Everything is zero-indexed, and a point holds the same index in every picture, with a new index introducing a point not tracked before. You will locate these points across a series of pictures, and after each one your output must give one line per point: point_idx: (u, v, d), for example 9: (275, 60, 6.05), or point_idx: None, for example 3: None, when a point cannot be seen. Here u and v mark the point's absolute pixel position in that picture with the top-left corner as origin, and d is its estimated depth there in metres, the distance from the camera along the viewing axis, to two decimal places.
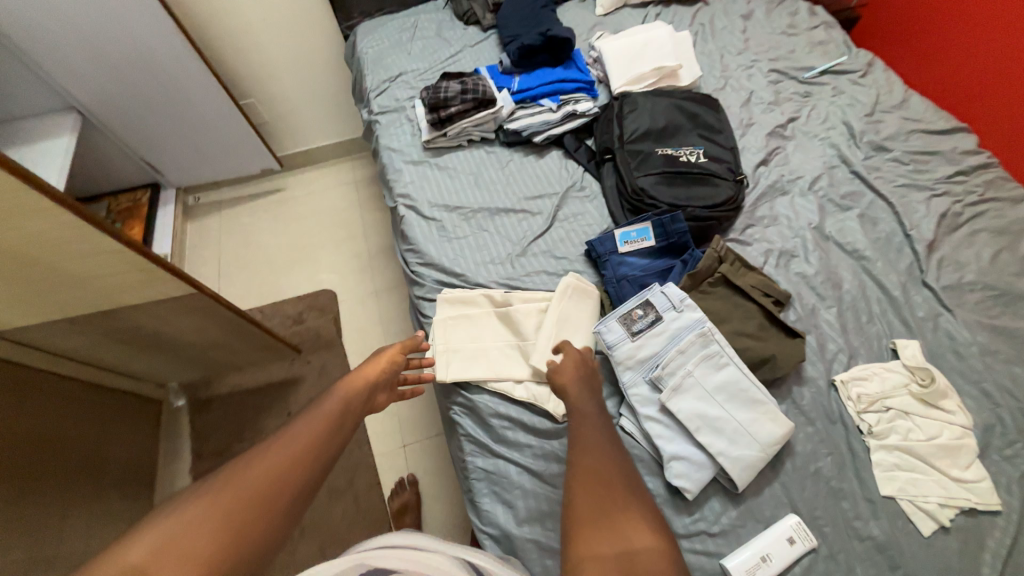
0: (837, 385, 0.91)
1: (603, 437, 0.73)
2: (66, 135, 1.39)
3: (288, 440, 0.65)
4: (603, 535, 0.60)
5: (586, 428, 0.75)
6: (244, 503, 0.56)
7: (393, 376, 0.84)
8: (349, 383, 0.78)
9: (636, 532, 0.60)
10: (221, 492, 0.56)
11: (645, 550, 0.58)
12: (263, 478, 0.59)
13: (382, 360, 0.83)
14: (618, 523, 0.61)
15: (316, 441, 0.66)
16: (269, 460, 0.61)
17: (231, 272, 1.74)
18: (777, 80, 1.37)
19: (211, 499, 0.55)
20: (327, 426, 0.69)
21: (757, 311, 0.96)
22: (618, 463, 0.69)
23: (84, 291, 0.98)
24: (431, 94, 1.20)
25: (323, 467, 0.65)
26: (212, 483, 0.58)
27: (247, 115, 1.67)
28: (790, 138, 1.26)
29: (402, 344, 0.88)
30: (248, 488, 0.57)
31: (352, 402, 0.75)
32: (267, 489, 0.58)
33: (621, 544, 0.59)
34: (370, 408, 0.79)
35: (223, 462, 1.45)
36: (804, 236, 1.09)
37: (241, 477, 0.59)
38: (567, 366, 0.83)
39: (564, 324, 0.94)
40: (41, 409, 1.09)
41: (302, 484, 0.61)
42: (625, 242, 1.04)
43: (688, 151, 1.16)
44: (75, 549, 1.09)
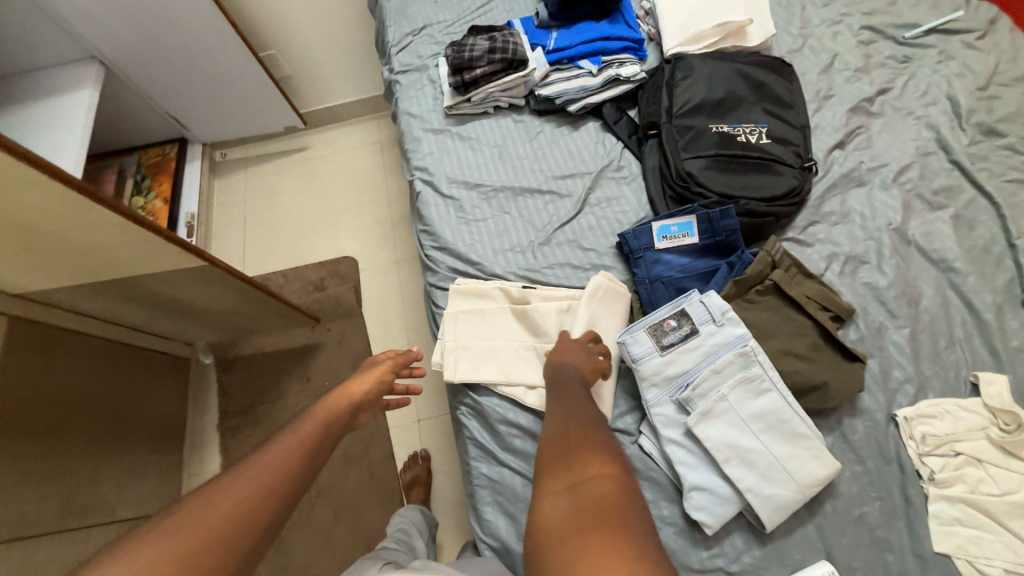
0: (898, 421, 0.79)
1: (571, 385, 0.75)
2: (88, 88, 1.32)
3: (261, 464, 0.58)
4: (559, 474, 0.62)
5: (561, 381, 0.75)
6: (206, 542, 0.49)
7: (380, 394, 0.82)
8: (331, 403, 0.73)
9: (588, 464, 0.62)
10: (179, 530, 0.49)
11: (594, 480, 0.59)
12: (231, 511, 0.52)
13: (369, 379, 0.81)
14: (572, 461, 0.63)
15: (293, 466, 0.59)
16: (237, 489, 0.54)
17: (255, 232, 1.72)
18: (869, 40, 1.14)
19: (165, 540, 0.48)
20: (306, 447, 0.62)
21: (812, 327, 0.84)
22: (580, 406, 0.71)
23: (95, 261, 0.96)
24: (456, 53, 1.06)
25: (297, 495, 0.59)
26: (167, 520, 0.50)
27: (268, 68, 1.58)
28: (877, 115, 1.05)
29: (393, 360, 0.86)
30: (212, 524, 0.50)
31: (332, 425, 0.69)
32: (235, 525, 0.51)
33: (574, 479, 0.60)
34: (351, 427, 0.75)
35: (246, 421, 1.47)
36: (880, 238, 0.93)
37: (204, 511, 0.51)
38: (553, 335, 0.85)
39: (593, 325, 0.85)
40: (76, 369, 1.11)
41: (274, 518, 0.54)
42: (663, 238, 0.91)
43: (748, 130, 0.99)
44: (107, 500, 1.14)
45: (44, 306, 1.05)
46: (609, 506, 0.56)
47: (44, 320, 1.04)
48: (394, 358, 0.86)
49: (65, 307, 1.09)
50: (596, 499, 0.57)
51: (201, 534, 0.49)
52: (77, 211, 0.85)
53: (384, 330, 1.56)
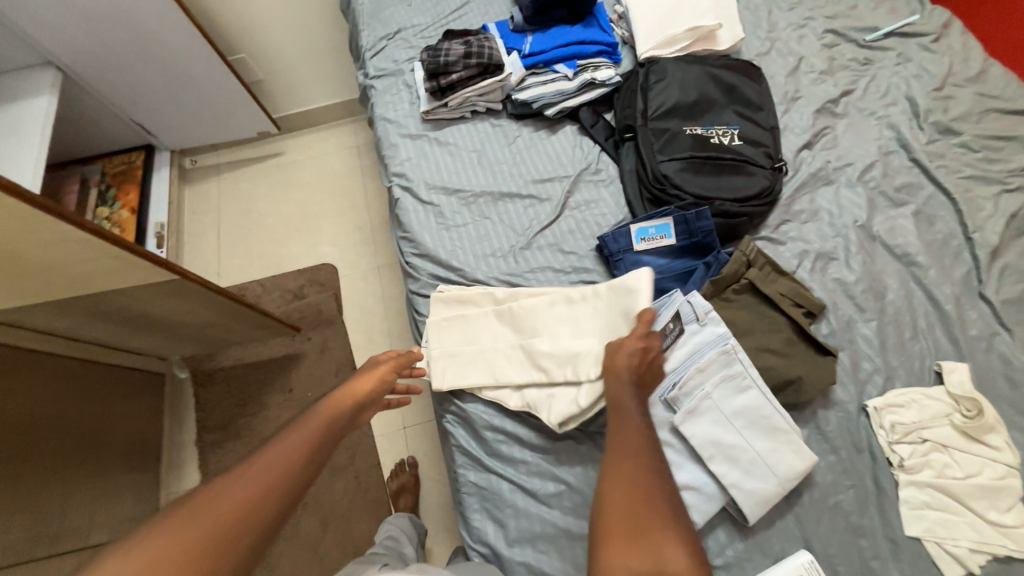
0: (868, 411, 0.82)
1: (642, 433, 0.65)
2: (45, 95, 1.26)
3: (257, 468, 0.55)
4: (628, 550, 0.55)
5: (620, 426, 0.67)
6: (209, 540, 0.49)
7: (383, 392, 0.76)
8: (333, 402, 0.68)
9: (664, 548, 0.55)
10: (182, 526, 0.49)
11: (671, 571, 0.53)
12: (233, 510, 0.51)
13: (371, 379, 0.75)
14: (647, 538, 0.56)
15: (294, 466, 0.57)
16: (235, 490, 0.53)
17: (230, 241, 1.68)
18: (832, 43, 1.18)
19: (172, 534, 0.49)
20: (309, 447, 0.60)
21: (787, 323, 0.86)
22: (656, 467, 0.62)
23: (57, 278, 0.92)
24: (431, 58, 1.06)
25: (300, 491, 0.57)
26: (171, 516, 0.50)
27: (237, 72, 1.54)
28: (841, 115, 1.09)
29: (393, 361, 0.79)
30: (215, 522, 0.50)
31: (336, 421, 0.65)
32: (237, 523, 0.51)
33: (649, 559, 0.54)
34: (356, 426, 0.70)
35: (226, 435, 1.43)
36: (848, 235, 0.96)
37: (207, 508, 0.51)
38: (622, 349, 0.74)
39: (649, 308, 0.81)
40: (41, 389, 1.06)
41: (275, 516, 0.53)
42: (642, 240, 0.93)
43: (720, 132, 1.01)
44: (79, 525, 1.09)
45: (10, 328, 1.00)
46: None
47: (11, 343, 1.01)
48: (395, 359, 0.80)
49: (30, 328, 1.05)
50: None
51: (204, 532, 0.49)
52: (38, 228, 0.81)
53: (366, 337, 1.54)
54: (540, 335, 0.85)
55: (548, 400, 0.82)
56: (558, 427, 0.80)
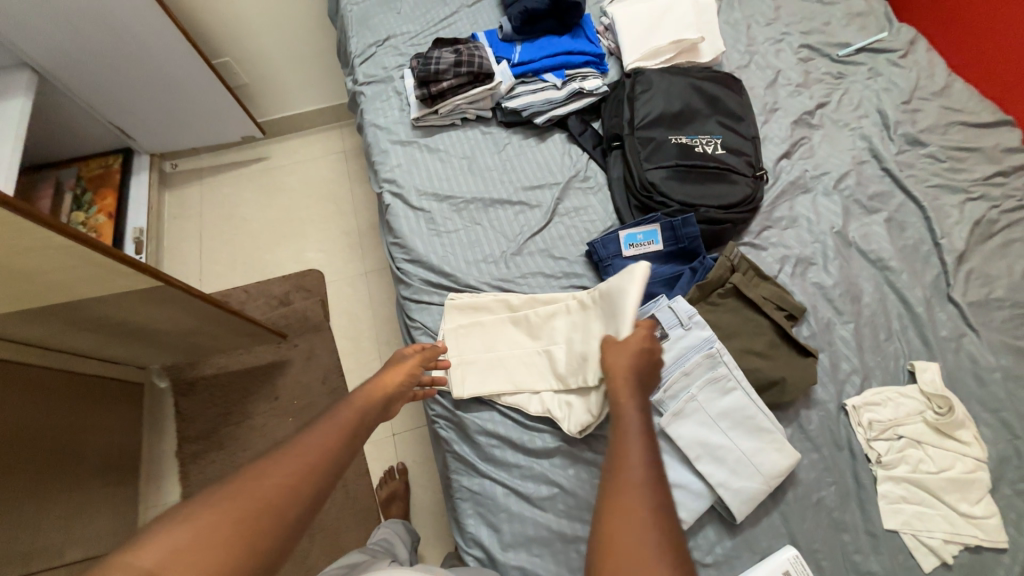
0: (847, 409, 0.86)
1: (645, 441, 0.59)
2: (20, 96, 1.22)
3: (305, 447, 0.58)
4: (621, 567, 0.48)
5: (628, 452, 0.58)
6: (257, 512, 0.50)
7: (411, 385, 0.77)
8: (364, 395, 0.69)
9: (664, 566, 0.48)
10: (231, 500, 0.50)
11: None
12: (279, 486, 0.53)
13: (400, 372, 0.76)
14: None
15: (332, 451, 0.58)
16: (289, 464, 0.55)
17: (212, 247, 1.64)
18: (808, 57, 1.23)
19: (229, 504, 0.50)
20: (345, 434, 0.61)
21: (770, 326, 0.89)
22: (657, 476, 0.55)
23: (34, 288, 0.90)
24: (421, 66, 1.07)
25: (337, 473, 0.58)
26: (220, 492, 0.51)
27: (222, 76, 1.52)
28: (817, 126, 1.14)
29: (421, 353, 0.81)
30: (262, 496, 0.51)
31: (368, 413, 0.67)
32: (283, 498, 0.52)
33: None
34: (384, 420, 0.71)
35: (208, 446, 1.40)
36: (826, 241, 1.00)
37: (255, 484, 0.52)
38: (622, 354, 0.71)
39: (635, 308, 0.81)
40: (13, 400, 1.02)
41: (316, 495, 0.55)
42: (630, 246, 0.95)
43: (704, 141, 1.05)
44: (53, 542, 1.05)
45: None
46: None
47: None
48: (421, 352, 0.81)
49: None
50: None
51: (252, 505, 0.51)
52: (13, 234, 0.79)
53: (353, 343, 1.52)
54: (557, 342, 0.87)
55: (567, 408, 0.83)
56: (578, 434, 0.82)
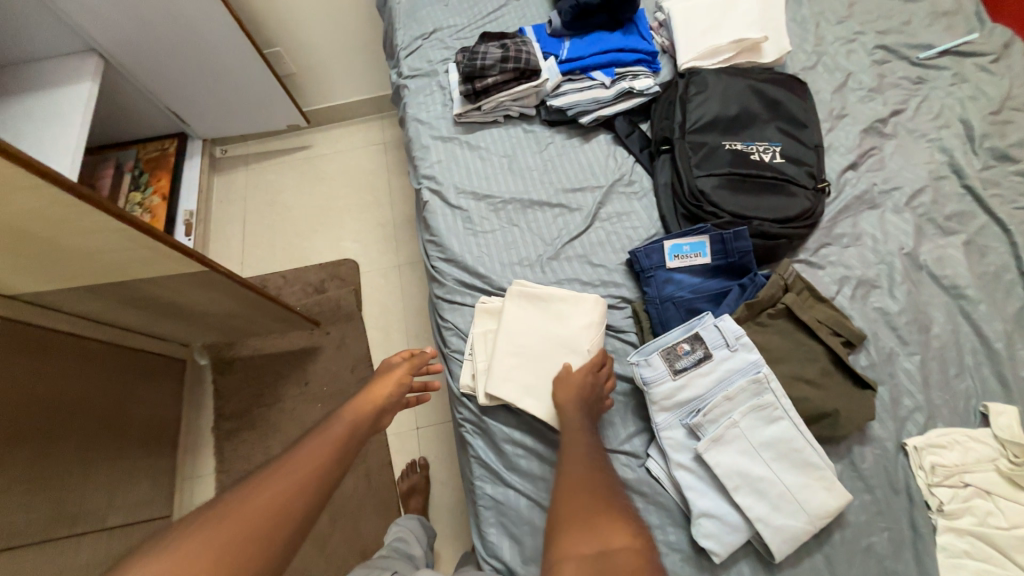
0: (907, 449, 0.79)
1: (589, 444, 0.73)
2: (87, 81, 1.28)
3: (294, 465, 0.58)
4: (580, 533, 0.61)
5: (576, 433, 0.74)
6: (244, 534, 0.51)
7: (402, 394, 0.78)
8: (354, 409, 0.70)
9: (615, 533, 0.61)
10: (219, 523, 0.51)
11: (621, 550, 0.59)
12: (267, 504, 0.53)
13: (388, 383, 0.77)
14: (597, 523, 0.62)
15: (324, 466, 0.59)
16: (275, 484, 0.55)
17: (255, 232, 1.69)
18: (883, 59, 1.13)
19: (214, 528, 0.50)
20: (337, 448, 0.62)
21: (824, 352, 0.83)
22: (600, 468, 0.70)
23: (90, 265, 0.94)
24: (467, 60, 1.04)
25: (329, 487, 0.58)
26: (205, 518, 0.51)
27: (272, 66, 1.55)
28: (889, 136, 1.05)
29: (411, 361, 0.82)
30: (251, 517, 0.52)
31: (358, 427, 0.67)
32: (270, 517, 0.52)
33: (600, 539, 0.60)
34: (375, 433, 0.72)
35: (242, 424, 1.45)
36: (893, 263, 0.92)
37: (241, 505, 0.52)
38: (573, 385, 0.79)
39: (530, 321, 0.87)
40: (69, 370, 1.08)
41: (309, 509, 0.55)
42: (676, 257, 0.90)
43: (761, 148, 0.98)
44: (98, 506, 1.11)
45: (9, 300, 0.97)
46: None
47: (6, 316, 0.96)
48: (410, 359, 0.82)
49: (46, 305, 1.04)
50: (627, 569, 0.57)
51: (240, 527, 0.51)
52: (68, 214, 0.82)
53: (384, 334, 1.54)
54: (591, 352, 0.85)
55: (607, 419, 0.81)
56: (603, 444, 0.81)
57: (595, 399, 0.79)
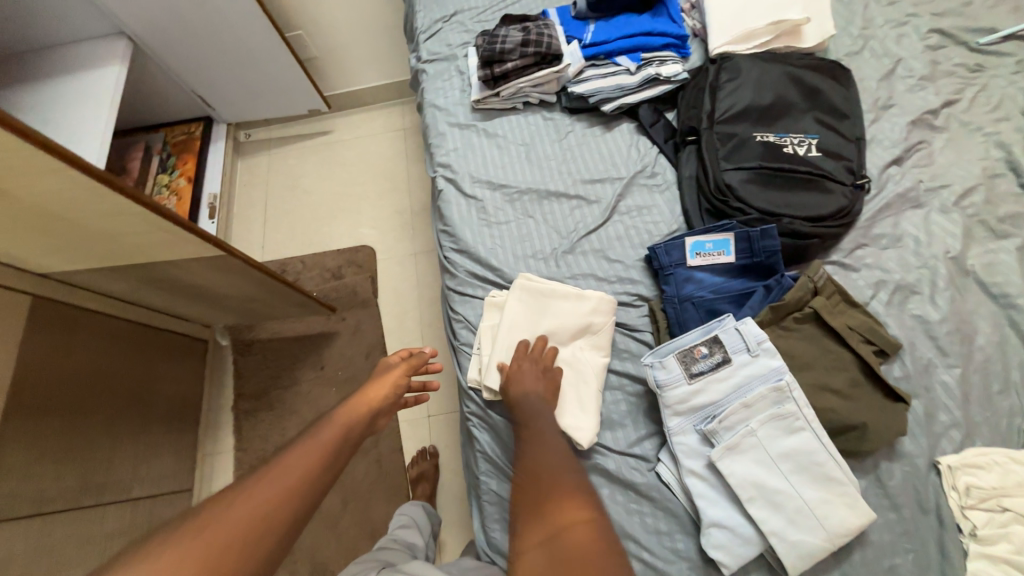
0: (940, 468, 0.74)
1: (542, 429, 0.72)
2: (116, 64, 1.30)
3: (281, 469, 0.55)
4: (536, 523, 0.62)
5: (530, 420, 0.73)
6: (226, 543, 0.47)
7: (397, 396, 0.76)
8: (348, 412, 0.67)
9: (566, 512, 0.62)
10: (198, 534, 0.47)
11: (571, 526, 0.60)
12: (251, 514, 0.50)
13: (384, 384, 0.76)
14: (548, 508, 0.62)
15: (313, 473, 0.56)
16: (260, 491, 0.52)
17: (275, 216, 1.71)
18: (937, 45, 1.04)
19: (191, 539, 0.47)
20: (328, 451, 0.59)
21: (854, 361, 0.78)
22: (553, 449, 0.70)
23: (114, 246, 0.96)
24: (487, 44, 1.01)
25: (319, 495, 0.56)
26: (185, 524, 0.48)
27: (294, 50, 1.54)
28: (940, 129, 0.96)
29: (407, 362, 0.81)
30: (231, 527, 0.48)
31: (352, 428, 0.65)
32: (255, 525, 0.49)
33: (552, 523, 0.61)
34: (370, 435, 0.70)
35: (260, 404, 1.48)
36: (936, 268, 0.85)
37: (223, 514, 0.49)
38: (518, 373, 0.78)
39: (532, 318, 0.85)
40: (97, 347, 1.11)
41: (298, 517, 0.52)
42: (697, 255, 0.85)
43: (796, 140, 0.92)
44: (123, 477, 1.15)
45: (40, 278, 1.01)
46: (591, 552, 0.57)
47: (34, 292, 0.99)
48: (407, 360, 0.82)
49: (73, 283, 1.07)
50: (577, 547, 0.57)
51: (222, 537, 0.47)
52: (92, 198, 0.83)
53: (398, 322, 1.54)
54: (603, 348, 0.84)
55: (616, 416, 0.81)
56: (612, 446, 0.79)
57: (542, 375, 0.78)
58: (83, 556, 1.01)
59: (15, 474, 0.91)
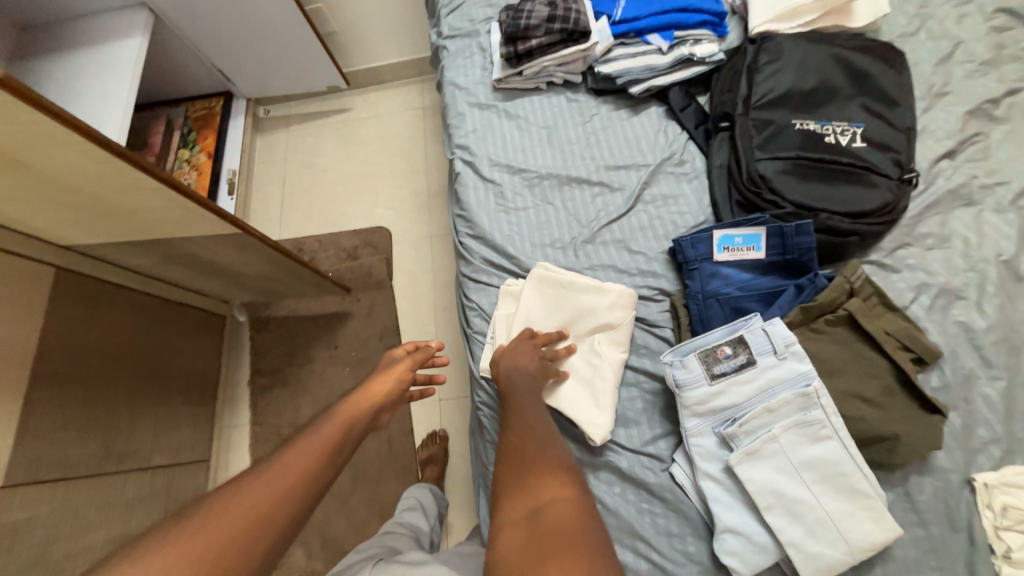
0: (975, 485, 0.69)
1: (527, 402, 0.67)
2: (137, 35, 1.28)
3: (282, 466, 0.54)
4: (517, 498, 0.56)
5: (514, 393, 0.68)
6: (224, 540, 0.47)
7: (402, 390, 0.75)
8: (353, 405, 0.66)
9: (548, 488, 0.56)
10: (197, 530, 0.46)
11: (553, 504, 0.54)
12: (251, 512, 0.49)
13: (389, 378, 0.74)
14: (529, 483, 0.56)
15: (314, 470, 0.55)
16: (260, 488, 0.51)
17: (292, 194, 1.71)
18: (1003, 26, 0.95)
19: (190, 537, 0.46)
20: (330, 447, 0.58)
21: (890, 369, 0.73)
22: (537, 420, 0.64)
23: (134, 220, 0.96)
24: (511, 19, 0.96)
25: (317, 495, 0.55)
26: (185, 521, 0.47)
27: (314, 24, 1.51)
28: (1001, 120, 0.89)
29: (413, 356, 0.80)
30: (231, 525, 0.47)
31: (356, 422, 0.64)
32: (254, 523, 0.48)
33: (534, 499, 0.55)
34: (374, 429, 0.69)
35: (276, 381, 1.51)
36: (985, 272, 0.79)
37: (223, 511, 0.48)
38: (510, 353, 0.75)
39: (550, 309, 0.83)
40: (119, 320, 1.13)
41: (295, 518, 0.51)
42: (725, 249, 0.81)
43: (839, 129, 0.85)
44: (144, 446, 1.18)
45: (63, 251, 1.02)
46: (574, 533, 0.51)
47: (59, 265, 1.00)
48: (413, 354, 0.80)
49: (95, 256, 1.08)
50: (561, 526, 0.52)
51: (221, 535, 0.47)
52: (112, 172, 0.82)
53: (412, 305, 1.53)
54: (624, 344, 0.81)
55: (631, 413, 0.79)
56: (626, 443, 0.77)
57: (533, 353, 0.75)
58: (105, 520, 1.05)
59: (42, 440, 0.94)
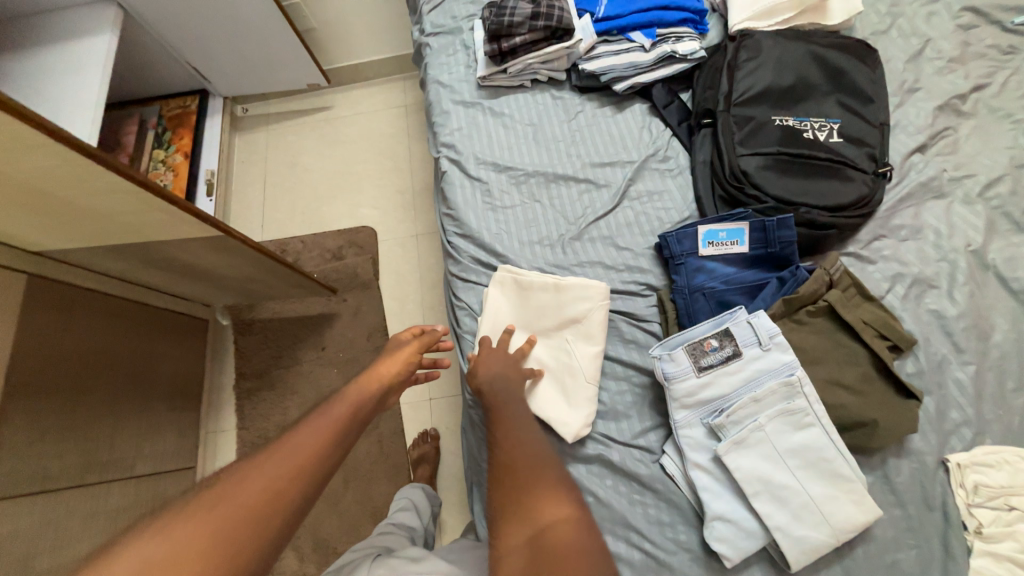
0: (948, 466, 0.73)
1: (519, 420, 0.68)
2: (105, 32, 1.23)
3: (292, 445, 0.54)
4: (516, 523, 0.58)
5: (503, 404, 0.70)
6: (236, 516, 0.47)
7: (409, 372, 0.75)
8: (359, 387, 0.66)
9: (548, 509, 0.58)
10: (210, 507, 0.47)
11: (554, 526, 0.57)
12: (263, 491, 0.50)
13: (396, 361, 0.74)
14: (529, 506, 0.58)
15: (322, 451, 0.55)
16: (271, 468, 0.52)
17: (274, 194, 1.67)
18: (968, 24, 0.98)
19: (203, 513, 0.47)
20: (338, 428, 0.58)
21: (868, 357, 0.76)
22: (530, 437, 0.66)
23: (108, 224, 0.93)
24: (494, 16, 0.95)
25: (321, 481, 0.54)
26: (197, 498, 0.48)
27: (292, 21, 1.47)
28: (968, 115, 0.92)
29: (420, 340, 0.79)
30: (243, 503, 0.48)
31: (363, 405, 0.64)
32: (265, 502, 0.49)
33: (535, 523, 0.57)
34: (381, 411, 0.69)
35: (262, 384, 1.48)
36: (955, 261, 0.83)
37: (235, 489, 0.49)
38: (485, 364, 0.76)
39: (517, 311, 0.85)
40: (96, 327, 1.10)
41: (299, 506, 0.51)
42: (710, 244, 0.83)
43: (816, 125, 0.88)
44: (127, 455, 1.15)
45: (35, 257, 0.98)
46: (574, 555, 0.55)
47: (32, 271, 0.97)
48: (419, 337, 0.80)
49: (69, 261, 1.05)
50: (563, 552, 0.55)
51: (233, 511, 0.47)
52: (83, 175, 0.80)
53: (400, 305, 1.52)
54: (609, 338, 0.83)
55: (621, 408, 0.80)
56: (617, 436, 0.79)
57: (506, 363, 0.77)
58: (89, 531, 1.02)
59: (19, 454, 0.91)
